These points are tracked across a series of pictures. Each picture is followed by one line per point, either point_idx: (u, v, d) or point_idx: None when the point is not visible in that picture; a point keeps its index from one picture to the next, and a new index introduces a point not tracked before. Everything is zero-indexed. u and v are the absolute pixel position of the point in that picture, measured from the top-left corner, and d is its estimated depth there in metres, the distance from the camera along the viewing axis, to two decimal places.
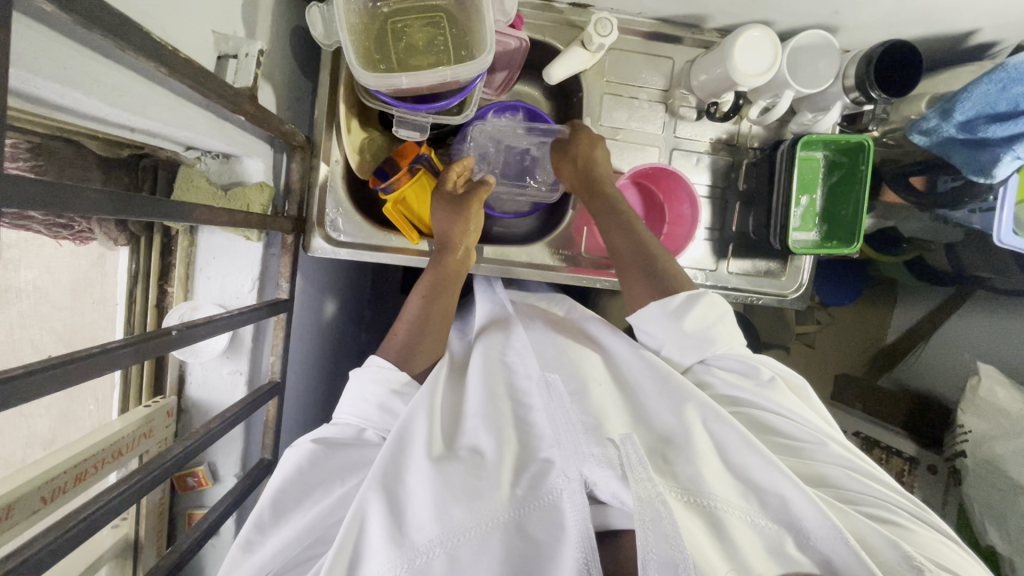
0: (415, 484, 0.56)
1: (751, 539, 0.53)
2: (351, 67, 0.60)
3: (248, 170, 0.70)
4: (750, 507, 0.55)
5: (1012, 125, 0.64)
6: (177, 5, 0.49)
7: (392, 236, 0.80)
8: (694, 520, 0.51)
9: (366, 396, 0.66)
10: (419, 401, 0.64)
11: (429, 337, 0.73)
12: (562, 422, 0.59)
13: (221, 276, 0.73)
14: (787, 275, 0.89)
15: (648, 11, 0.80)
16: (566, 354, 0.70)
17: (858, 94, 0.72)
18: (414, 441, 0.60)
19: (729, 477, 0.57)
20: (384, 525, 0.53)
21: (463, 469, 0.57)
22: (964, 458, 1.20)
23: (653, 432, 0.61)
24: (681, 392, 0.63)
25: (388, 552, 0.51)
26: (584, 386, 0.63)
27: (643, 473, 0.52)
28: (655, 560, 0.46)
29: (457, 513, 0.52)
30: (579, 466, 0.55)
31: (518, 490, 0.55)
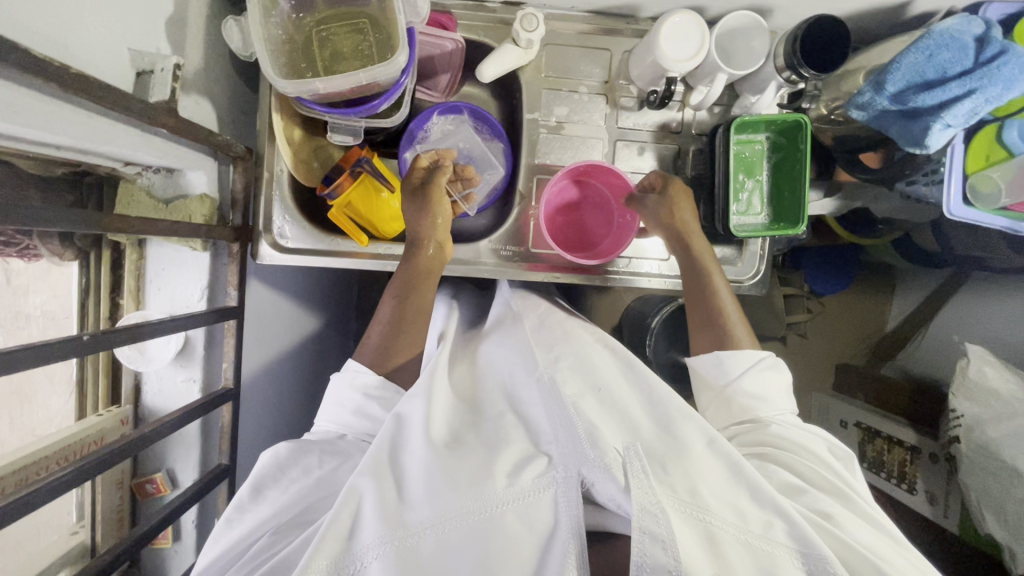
0: (416, 471, 0.58)
1: (745, 557, 0.50)
2: (267, 75, 0.61)
3: (191, 183, 0.73)
4: (742, 522, 0.53)
5: (940, 92, 0.62)
6: (86, 26, 0.51)
7: (339, 240, 0.82)
8: (689, 528, 0.50)
9: (343, 403, 0.69)
10: (422, 394, 0.66)
11: (404, 340, 0.74)
12: (564, 423, 0.60)
13: (171, 286, 0.75)
14: (744, 261, 0.88)
15: (580, 5, 0.80)
16: (562, 351, 0.72)
17: (789, 73, 0.71)
18: (414, 424, 0.62)
19: (727, 495, 0.56)
20: (377, 503, 0.54)
21: (458, 461, 0.58)
22: (958, 444, 1.15)
23: (653, 437, 0.61)
24: (684, 411, 0.64)
25: (378, 531, 0.53)
26: (585, 391, 0.64)
27: (644, 479, 0.52)
28: (649, 565, 0.47)
29: (450, 496, 0.54)
30: (578, 466, 0.55)
31: (513, 482, 0.55)
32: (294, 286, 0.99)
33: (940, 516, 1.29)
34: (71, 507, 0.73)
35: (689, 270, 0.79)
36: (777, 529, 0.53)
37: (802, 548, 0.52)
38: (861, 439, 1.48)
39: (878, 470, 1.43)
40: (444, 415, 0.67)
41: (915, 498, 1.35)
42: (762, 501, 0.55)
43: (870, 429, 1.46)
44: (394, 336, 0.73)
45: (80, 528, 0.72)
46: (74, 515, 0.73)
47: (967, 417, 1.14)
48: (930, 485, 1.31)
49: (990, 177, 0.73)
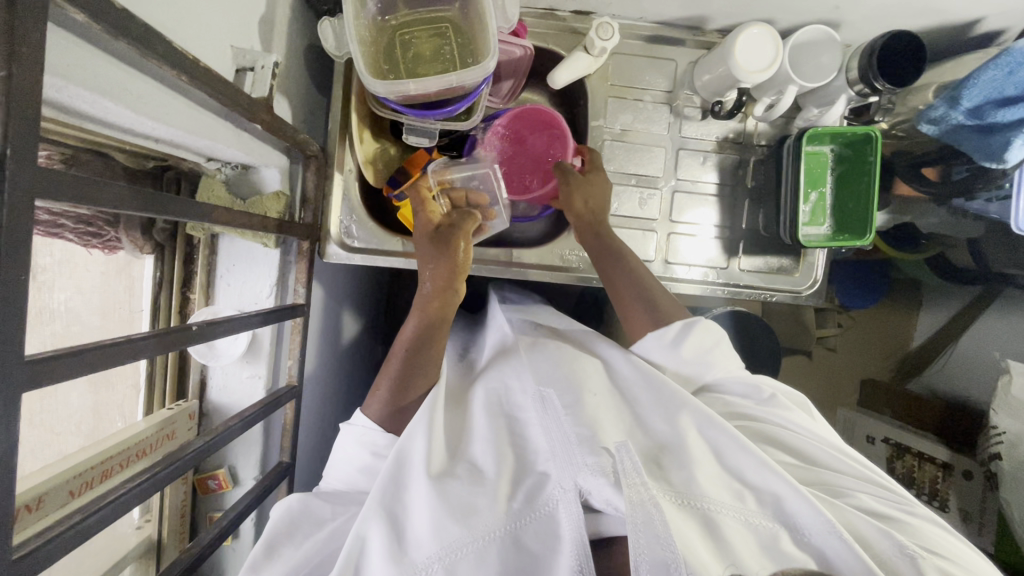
0: (417, 496, 0.58)
1: (747, 537, 0.54)
2: (360, 75, 0.62)
3: (266, 180, 0.73)
4: (740, 504, 0.56)
5: (1021, 108, 0.64)
6: (200, 21, 0.52)
7: (403, 242, 0.82)
8: (687, 520, 0.52)
9: (353, 452, 0.68)
10: (420, 419, 0.63)
11: (418, 382, 0.70)
12: (556, 434, 0.60)
13: (240, 282, 0.76)
14: (801, 271, 0.88)
15: (649, 15, 0.82)
16: (560, 365, 0.69)
17: (862, 86, 0.72)
18: (413, 458, 0.60)
19: (722, 480, 0.58)
20: (385, 544, 0.55)
21: (459, 483, 0.58)
22: (1000, 461, 1.15)
23: (645, 441, 0.62)
24: (686, 399, 0.65)
25: (388, 570, 0.54)
26: (578, 396, 0.63)
27: (636, 477, 0.53)
28: (649, 561, 0.48)
29: (454, 530, 0.54)
30: (574, 477, 0.56)
31: (514, 504, 0.57)
32: (345, 286, 0.99)
33: (975, 534, 1.28)
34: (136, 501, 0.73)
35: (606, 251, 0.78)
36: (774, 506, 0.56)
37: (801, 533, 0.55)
38: (890, 455, 1.46)
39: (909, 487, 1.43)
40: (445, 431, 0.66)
41: (949, 515, 1.34)
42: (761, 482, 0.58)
43: (899, 445, 1.44)
44: (405, 380, 0.69)
45: (144, 522, 0.72)
46: (137, 510, 0.73)
47: (1009, 434, 1.14)
48: (965, 503, 1.30)
49: None
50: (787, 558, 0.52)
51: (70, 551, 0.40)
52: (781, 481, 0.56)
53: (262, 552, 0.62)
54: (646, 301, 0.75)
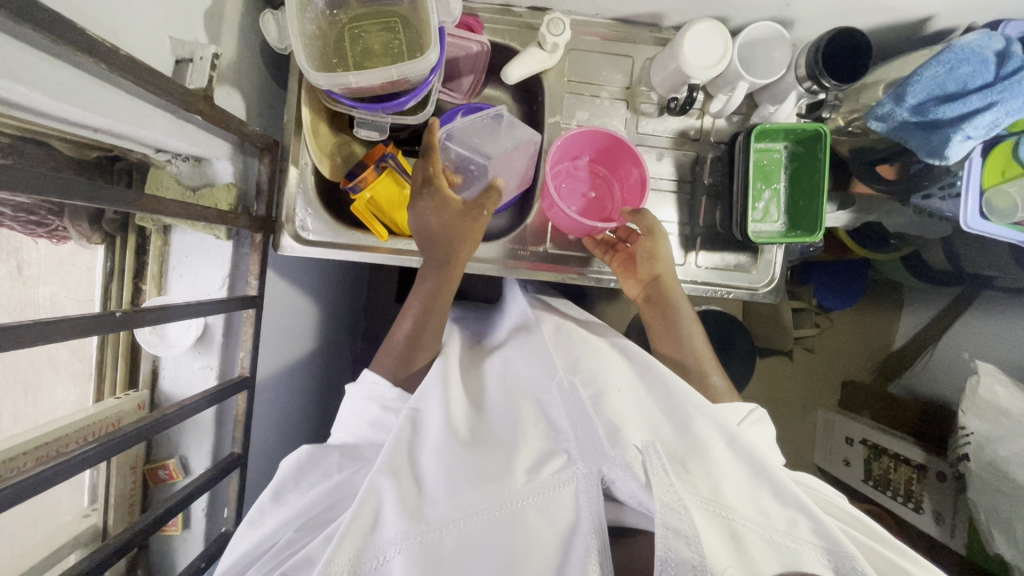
0: (440, 467, 0.61)
1: (768, 553, 0.54)
2: (300, 65, 0.62)
3: (217, 172, 0.74)
4: (766, 519, 0.57)
5: (960, 104, 0.63)
6: (132, 12, 0.53)
7: (360, 235, 0.82)
8: (712, 526, 0.55)
9: (360, 414, 0.72)
10: (436, 395, 0.69)
11: (427, 338, 0.77)
12: (583, 424, 0.63)
13: (192, 274, 0.76)
14: (759, 268, 0.88)
15: (604, 11, 0.82)
16: (582, 356, 0.74)
17: (811, 83, 0.72)
18: (441, 422, 0.65)
19: (747, 492, 0.60)
20: (398, 499, 0.57)
21: (483, 455, 0.62)
22: (968, 461, 1.15)
23: (671, 437, 0.64)
24: (701, 407, 0.67)
25: (400, 525, 0.55)
26: (603, 390, 0.67)
27: (664, 477, 0.57)
28: (674, 559, 0.50)
29: (472, 493, 0.58)
30: (598, 465, 0.59)
31: (533, 478, 0.59)
32: (310, 280, 1.00)
33: (947, 536, 1.28)
34: (85, 490, 0.74)
35: (664, 312, 0.83)
36: (802, 526, 0.57)
37: (826, 543, 0.56)
38: (867, 456, 1.49)
39: (885, 488, 1.43)
40: (464, 406, 0.71)
41: (922, 517, 1.34)
42: (785, 500, 0.59)
43: (877, 446, 1.46)
44: (415, 347, 0.77)
45: (91, 511, 0.73)
46: (87, 498, 0.73)
47: (976, 435, 1.14)
48: (937, 504, 1.30)
49: (1006, 191, 0.75)
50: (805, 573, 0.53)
51: None
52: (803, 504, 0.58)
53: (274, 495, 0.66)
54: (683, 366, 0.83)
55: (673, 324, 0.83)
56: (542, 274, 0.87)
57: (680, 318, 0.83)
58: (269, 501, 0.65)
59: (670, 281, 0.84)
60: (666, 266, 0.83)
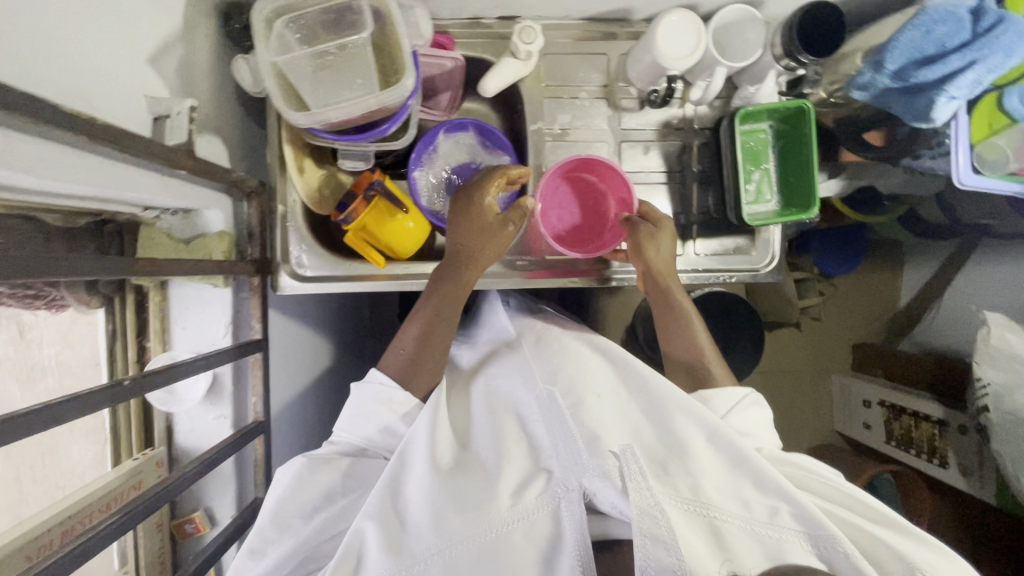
0: (420, 497, 0.61)
1: (749, 545, 0.54)
2: (278, 106, 0.61)
3: (208, 222, 0.74)
4: (747, 512, 0.56)
5: (939, 67, 0.62)
6: (102, 77, 0.53)
7: (356, 265, 0.82)
8: (693, 526, 0.54)
9: (371, 416, 0.70)
10: (420, 420, 0.67)
11: (428, 362, 0.76)
12: (561, 433, 0.63)
13: (195, 325, 0.76)
14: (758, 249, 0.88)
15: (573, 12, 0.81)
16: (562, 366, 0.73)
17: (788, 61, 0.72)
18: (417, 454, 0.64)
19: (729, 486, 0.58)
20: (381, 536, 0.58)
21: (463, 482, 0.62)
22: (988, 413, 1.15)
23: (652, 438, 0.63)
24: (680, 403, 0.64)
25: (386, 562, 0.57)
26: (580, 399, 0.66)
27: (643, 481, 0.55)
28: (653, 566, 0.51)
29: (455, 522, 0.58)
30: (579, 477, 0.59)
31: (517, 501, 0.60)
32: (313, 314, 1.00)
33: (976, 488, 1.28)
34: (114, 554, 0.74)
35: (669, 315, 0.80)
36: (782, 514, 0.56)
37: (807, 530, 0.55)
38: (886, 418, 1.50)
39: (908, 446, 1.43)
40: (446, 432, 0.70)
41: (949, 472, 1.34)
42: (765, 489, 0.57)
43: (896, 406, 1.47)
44: (418, 360, 0.75)
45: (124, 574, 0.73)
46: (118, 562, 0.73)
47: (993, 385, 1.13)
48: (962, 456, 1.30)
49: (995, 144, 0.76)
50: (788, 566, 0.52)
51: None
52: (786, 495, 0.56)
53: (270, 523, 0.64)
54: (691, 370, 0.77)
55: (678, 324, 0.80)
56: (540, 280, 0.86)
57: (685, 319, 0.80)
58: (273, 531, 0.63)
59: (671, 281, 0.81)
60: (666, 266, 0.80)
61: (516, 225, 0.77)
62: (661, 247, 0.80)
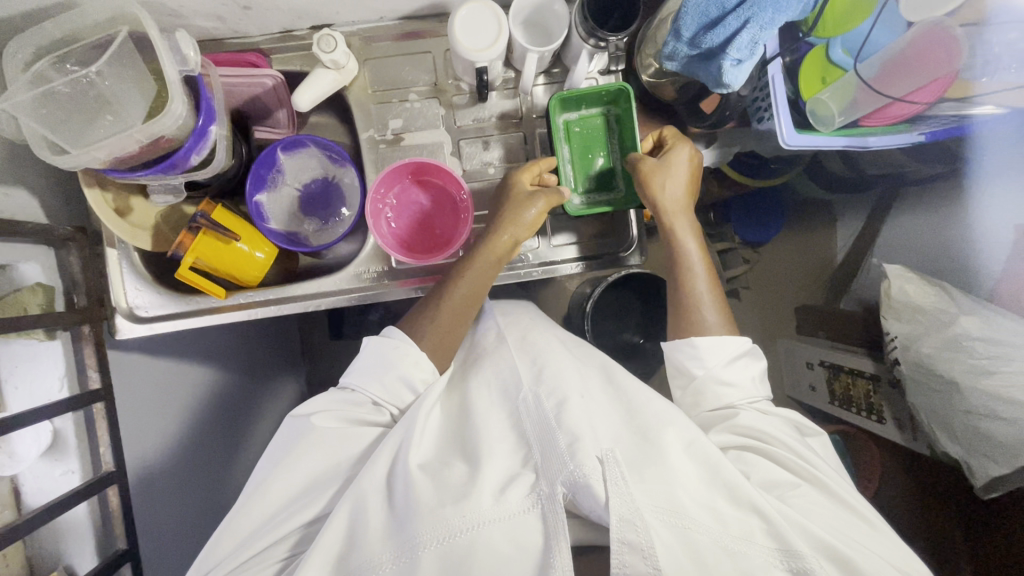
0: (400, 499, 0.61)
1: (718, 550, 0.56)
2: (45, 157, 0.58)
3: (24, 275, 0.71)
4: (721, 524, 0.58)
5: (720, 30, 0.60)
6: None
7: (197, 299, 0.82)
8: (670, 538, 0.55)
9: (383, 368, 0.72)
10: (410, 424, 0.68)
11: (442, 331, 0.76)
12: (547, 436, 0.64)
13: (28, 382, 0.71)
14: (617, 232, 0.87)
15: (387, 14, 0.79)
16: (545, 369, 0.75)
17: (594, 41, 0.70)
18: (404, 452, 0.65)
19: (705, 495, 0.60)
20: (365, 530, 0.59)
21: (443, 483, 0.62)
22: (899, 365, 1.11)
23: (634, 440, 0.64)
24: (660, 413, 0.67)
25: (362, 559, 0.58)
26: (562, 402, 0.68)
27: (622, 486, 0.57)
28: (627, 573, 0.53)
29: (433, 520, 0.57)
30: (558, 480, 0.59)
31: (495, 498, 0.59)
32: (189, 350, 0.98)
33: (911, 441, 1.24)
34: None
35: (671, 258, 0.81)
36: (754, 525, 0.58)
37: (780, 544, 0.57)
38: (828, 378, 1.42)
39: (850, 405, 1.36)
40: (435, 438, 0.70)
41: (886, 427, 1.29)
42: (740, 499, 0.59)
43: (835, 366, 1.39)
44: (450, 332, 0.76)
45: None
46: None
47: (901, 337, 1.11)
48: (896, 411, 1.26)
49: (823, 100, 0.77)
50: None
51: None
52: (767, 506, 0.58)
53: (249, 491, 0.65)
54: (677, 304, 0.80)
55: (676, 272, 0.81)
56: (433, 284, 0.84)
57: (684, 263, 0.80)
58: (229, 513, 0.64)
59: (679, 205, 0.78)
60: (678, 187, 0.77)
61: (546, 198, 0.75)
62: (669, 175, 0.76)
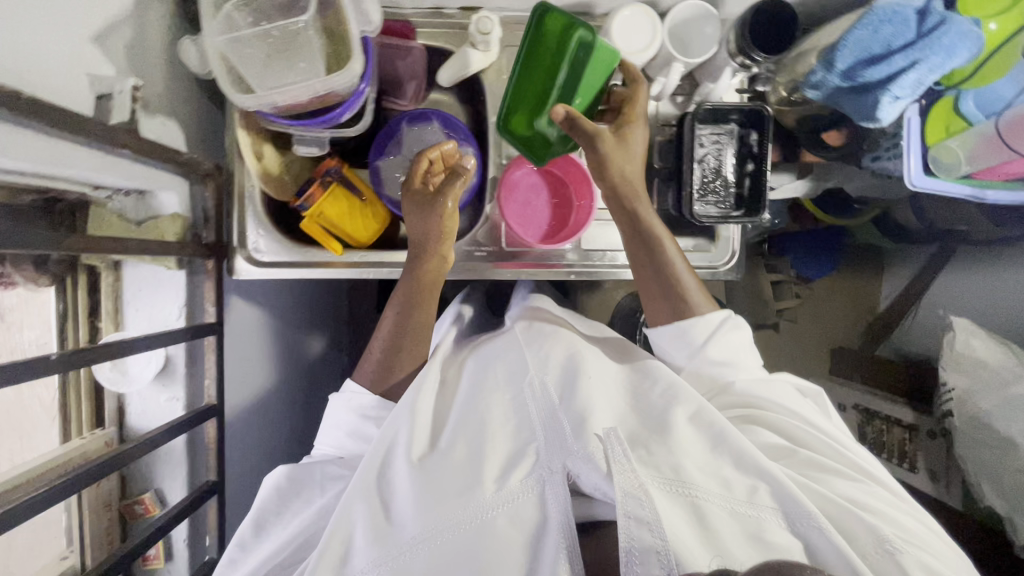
0: (405, 495, 0.65)
1: (729, 520, 0.57)
2: (225, 91, 0.61)
3: (162, 204, 0.74)
4: (728, 491, 0.60)
5: (885, 66, 0.63)
6: (42, 54, 0.53)
7: (314, 252, 0.83)
8: (675, 505, 0.57)
9: (338, 424, 0.79)
10: (400, 411, 0.73)
11: (409, 339, 0.81)
12: (549, 423, 0.66)
13: (148, 307, 0.77)
14: (718, 247, 0.89)
15: (536, 6, 0.82)
16: (551, 351, 0.77)
17: (742, 58, 0.72)
18: (397, 451, 0.69)
19: (712, 467, 0.62)
20: (367, 527, 0.64)
21: (451, 475, 0.65)
22: (951, 418, 1.15)
23: (638, 425, 0.67)
24: (674, 394, 0.70)
25: (370, 552, 0.62)
26: (568, 387, 0.71)
27: (626, 463, 0.59)
28: (637, 547, 0.53)
29: (436, 511, 0.62)
30: (563, 460, 0.62)
31: (501, 484, 0.62)
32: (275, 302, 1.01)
33: (942, 493, 1.23)
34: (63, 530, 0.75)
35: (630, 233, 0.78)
36: (762, 492, 0.60)
37: (784, 507, 0.59)
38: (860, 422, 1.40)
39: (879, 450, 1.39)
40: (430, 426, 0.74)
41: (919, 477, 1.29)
42: (745, 467, 0.62)
43: (870, 411, 1.37)
44: (395, 354, 0.81)
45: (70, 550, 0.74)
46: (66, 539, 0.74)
47: (957, 390, 1.13)
48: (933, 463, 1.26)
49: (950, 147, 0.77)
50: (771, 546, 0.55)
51: None
52: (770, 475, 0.60)
53: (250, 529, 0.74)
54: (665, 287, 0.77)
55: (649, 246, 0.77)
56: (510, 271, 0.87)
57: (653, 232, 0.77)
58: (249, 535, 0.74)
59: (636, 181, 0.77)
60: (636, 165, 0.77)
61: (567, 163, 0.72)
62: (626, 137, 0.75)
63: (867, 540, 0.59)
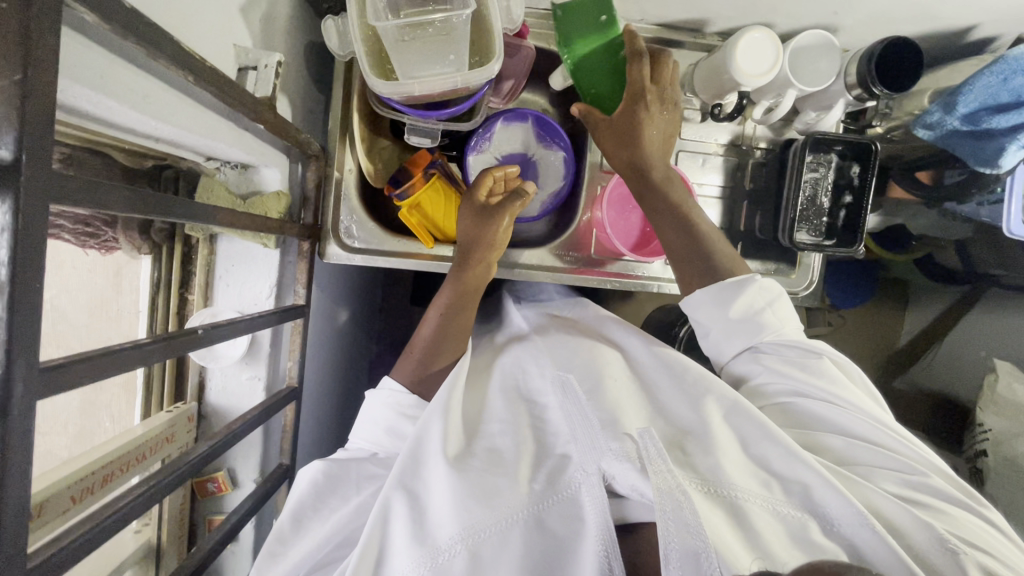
0: (436, 486, 0.60)
1: (773, 524, 0.54)
2: (362, 73, 0.60)
3: (265, 180, 0.73)
4: (768, 492, 0.57)
5: (1016, 114, 0.66)
6: (203, 20, 0.52)
7: (405, 242, 0.82)
8: (714, 508, 0.53)
9: (376, 421, 0.71)
10: (431, 410, 0.64)
11: (450, 342, 0.76)
12: (578, 420, 0.62)
13: (239, 283, 0.75)
14: (798, 273, 0.90)
15: (651, 17, 0.82)
16: (579, 351, 0.74)
17: (860, 91, 0.73)
18: (429, 451, 0.62)
19: (749, 470, 0.59)
20: (405, 529, 0.58)
21: (483, 471, 0.60)
22: (985, 457, 1.13)
23: (668, 428, 0.63)
24: (704, 391, 0.66)
25: (410, 553, 0.57)
26: (597, 384, 0.67)
27: (662, 464, 0.54)
28: (676, 547, 0.49)
29: (477, 510, 0.56)
30: (597, 461, 0.58)
31: (535, 485, 0.59)
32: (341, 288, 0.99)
33: None
34: None
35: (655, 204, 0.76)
36: (806, 493, 0.56)
37: (832, 519, 0.55)
38: None
39: None
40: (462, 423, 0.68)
41: None
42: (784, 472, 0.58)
43: None
44: (437, 347, 0.75)
45: (143, 526, 0.72)
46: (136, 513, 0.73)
47: (994, 431, 1.12)
48: None
49: None
50: (816, 548, 0.53)
51: (82, 551, 0.41)
52: (813, 475, 0.56)
53: (288, 523, 0.65)
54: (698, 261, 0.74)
55: (677, 215, 0.75)
56: (588, 276, 0.87)
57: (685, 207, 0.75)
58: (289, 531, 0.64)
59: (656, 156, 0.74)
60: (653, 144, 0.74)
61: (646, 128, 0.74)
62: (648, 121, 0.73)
63: (924, 541, 0.56)
